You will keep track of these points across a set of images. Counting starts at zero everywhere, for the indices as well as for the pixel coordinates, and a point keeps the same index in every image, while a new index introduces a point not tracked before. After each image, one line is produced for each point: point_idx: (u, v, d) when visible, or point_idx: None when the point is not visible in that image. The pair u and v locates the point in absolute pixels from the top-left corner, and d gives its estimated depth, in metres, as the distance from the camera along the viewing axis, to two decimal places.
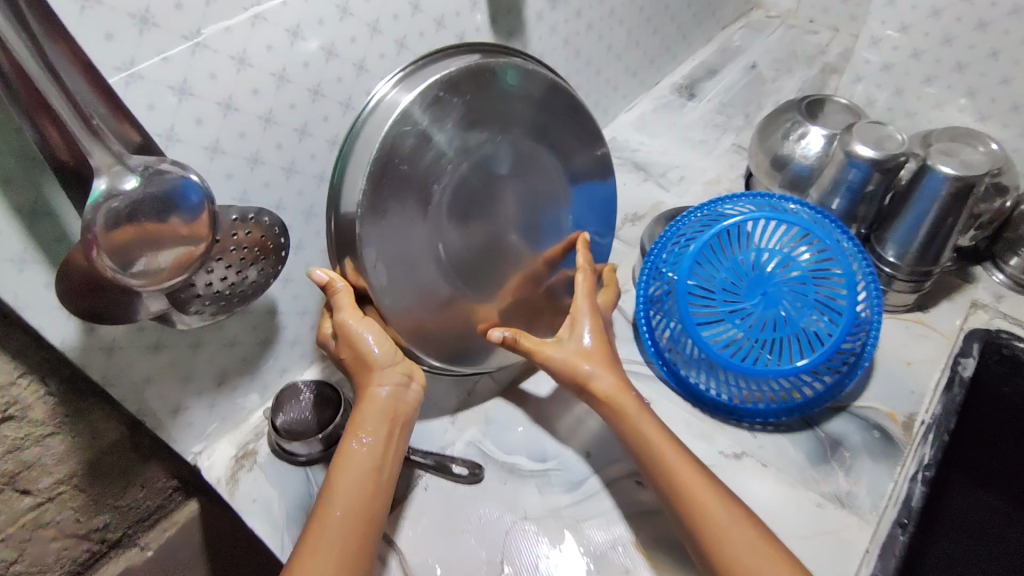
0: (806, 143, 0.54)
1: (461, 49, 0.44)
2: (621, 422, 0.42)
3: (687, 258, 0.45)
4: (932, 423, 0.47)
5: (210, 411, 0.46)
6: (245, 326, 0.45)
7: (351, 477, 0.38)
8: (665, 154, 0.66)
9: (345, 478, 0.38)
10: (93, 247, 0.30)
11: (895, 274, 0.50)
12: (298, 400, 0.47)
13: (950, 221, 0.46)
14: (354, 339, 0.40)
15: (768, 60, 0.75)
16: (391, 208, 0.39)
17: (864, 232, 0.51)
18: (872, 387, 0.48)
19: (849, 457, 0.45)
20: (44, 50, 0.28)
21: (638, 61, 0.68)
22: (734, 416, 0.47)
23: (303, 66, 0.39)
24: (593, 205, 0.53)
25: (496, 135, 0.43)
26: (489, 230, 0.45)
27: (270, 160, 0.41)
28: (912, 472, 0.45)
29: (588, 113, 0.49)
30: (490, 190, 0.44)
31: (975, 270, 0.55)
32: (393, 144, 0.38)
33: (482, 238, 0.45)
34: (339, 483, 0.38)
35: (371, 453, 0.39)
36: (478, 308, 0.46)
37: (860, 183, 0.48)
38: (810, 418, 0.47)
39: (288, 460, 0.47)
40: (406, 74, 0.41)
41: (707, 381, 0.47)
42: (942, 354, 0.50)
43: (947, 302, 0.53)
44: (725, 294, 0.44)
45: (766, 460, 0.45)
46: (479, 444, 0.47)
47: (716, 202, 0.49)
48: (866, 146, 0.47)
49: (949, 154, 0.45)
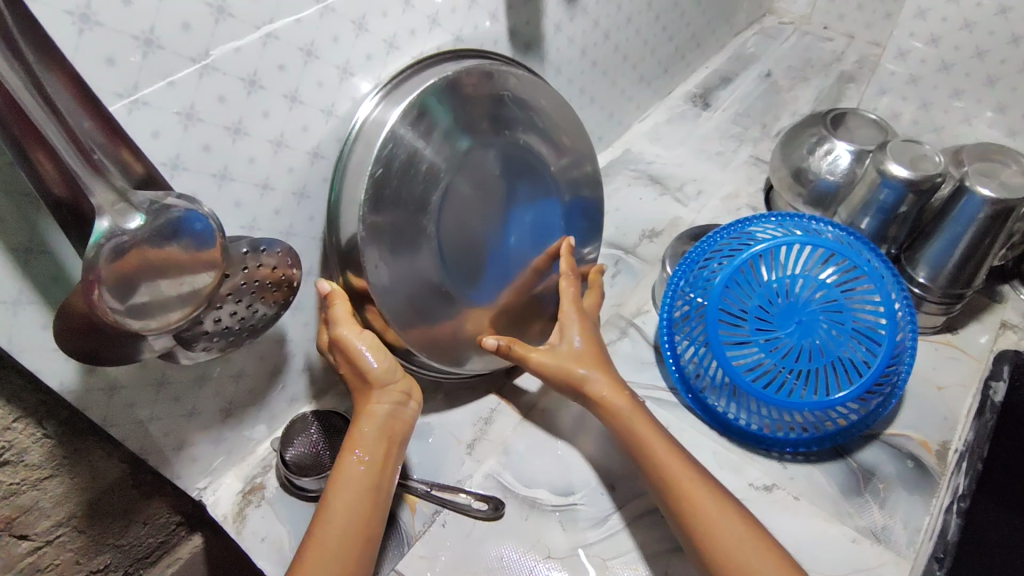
0: (833, 160, 0.53)
1: (449, 56, 0.43)
2: (623, 427, 0.41)
3: (718, 283, 0.43)
4: (965, 451, 0.45)
5: (215, 445, 0.44)
6: (253, 357, 0.42)
7: (347, 493, 0.36)
8: (681, 167, 0.65)
9: (341, 496, 0.36)
10: (94, 287, 0.28)
11: (927, 295, 0.49)
12: (309, 433, 0.45)
13: (987, 244, 0.45)
14: (353, 356, 0.38)
15: (783, 68, 0.74)
16: (388, 221, 0.38)
17: (894, 253, 0.50)
18: (904, 414, 0.47)
19: (883, 489, 0.43)
20: (40, 82, 0.26)
21: (653, 70, 0.66)
22: (764, 445, 0.45)
23: (316, 86, 0.37)
24: (589, 212, 0.52)
25: (487, 141, 0.43)
26: (486, 239, 0.45)
27: (281, 185, 0.38)
28: (947, 503, 0.43)
29: (576, 120, 0.49)
30: (482, 200, 0.44)
31: (1003, 290, 0.54)
32: (387, 159, 0.38)
33: (480, 248, 0.44)
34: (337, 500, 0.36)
35: (370, 473, 0.37)
36: (477, 315, 0.45)
37: (893, 203, 0.47)
38: (842, 447, 0.45)
39: (298, 495, 0.45)
40: (393, 84, 0.40)
41: (735, 409, 0.46)
42: (974, 378, 0.49)
43: (975, 323, 0.52)
44: (757, 321, 0.42)
45: (798, 492, 0.43)
46: (498, 476, 0.45)
47: (743, 223, 0.47)
48: (901, 166, 0.45)
49: (987, 176, 0.44)
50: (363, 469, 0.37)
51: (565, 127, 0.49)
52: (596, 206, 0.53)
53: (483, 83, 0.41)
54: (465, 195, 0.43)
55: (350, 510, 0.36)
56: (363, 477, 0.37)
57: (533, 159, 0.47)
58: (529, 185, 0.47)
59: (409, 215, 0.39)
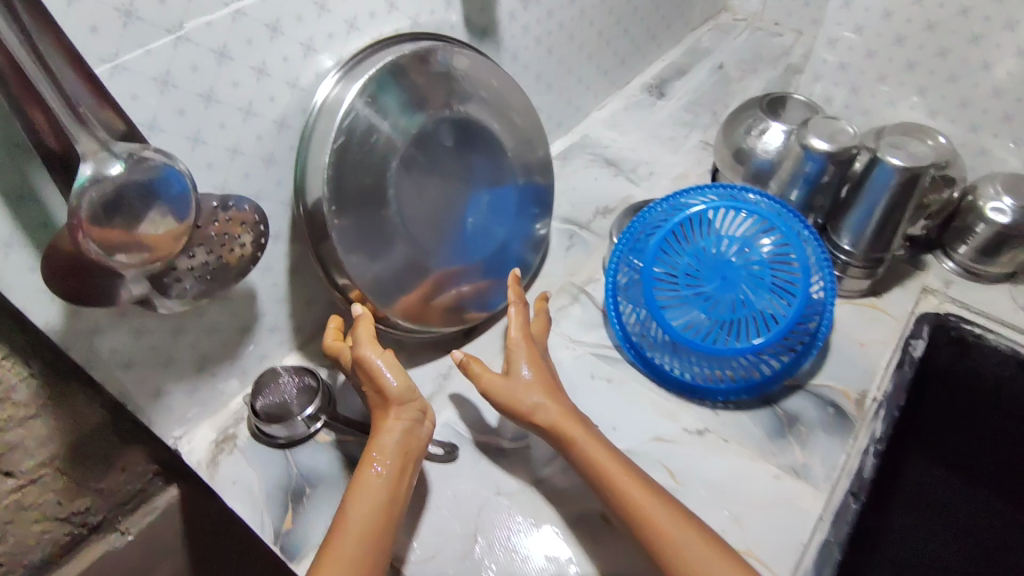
0: (767, 139, 0.57)
1: (405, 36, 0.46)
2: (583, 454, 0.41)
3: (653, 245, 0.47)
4: (883, 399, 0.49)
5: (190, 395, 0.47)
6: (225, 313, 0.46)
7: (358, 507, 0.37)
8: (635, 151, 0.69)
9: (353, 512, 0.37)
10: (78, 231, 0.31)
11: (850, 261, 0.53)
12: (278, 385, 0.48)
13: (899, 210, 0.49)
14: (374, 374, 0.41)
15: (734, 60, 0.78)
16: (349, 183, 0.42)
17: (821, 222, 0.54)
18: (827, 366, 0.51)
19: (805, 432, 0.47)
20: (34, 42, 0.29)
21: (609, 61, 0.70)
22: (698, 394, 0.49)
23: (282, 61, 0.41)
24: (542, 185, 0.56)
25: (442, 112, 0.47)
26: (440, 206, 0.49)
27: (250, 151, 0.42)
28: (864, 446, 0.47)
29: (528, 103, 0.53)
30: (436, 167, 0.48)
31: (927, 259, 0.58)
32: (349, 129, 0.42)
33: (435, 214, 0.48)
34: (349, 520, 0.37)
35: (376, 488, 0.38)
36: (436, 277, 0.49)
37: (816, 174, 0.51)
38: (769, 397, 0.49)
39: (267, 442, 0.48)
40: (354, 61, 0.44)
41: (671, 361, 0.50)
42: (895, 335, 0.53)
43: (899, 287, 0.56)
44: (687, 279, 0.47)
45: (727, 435, 0.47)
46: (454, 425, 0.49)
47: (681, 193, 0.51)
48: (821, 140, 0.49)
49: (897, 147, 0.48)
50: (372, 486, 0.38)
51: (517, 107, 0.53)
52: (549, 183, 0.57)
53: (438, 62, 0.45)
54: (420, 165, 0.47)
55: (359, 526, 0.37)
56: (371, 493, 0.38)
57: (488, 136, 0.51)
58: (482, 155, 0.51)
59: (366, 179, 0.43)
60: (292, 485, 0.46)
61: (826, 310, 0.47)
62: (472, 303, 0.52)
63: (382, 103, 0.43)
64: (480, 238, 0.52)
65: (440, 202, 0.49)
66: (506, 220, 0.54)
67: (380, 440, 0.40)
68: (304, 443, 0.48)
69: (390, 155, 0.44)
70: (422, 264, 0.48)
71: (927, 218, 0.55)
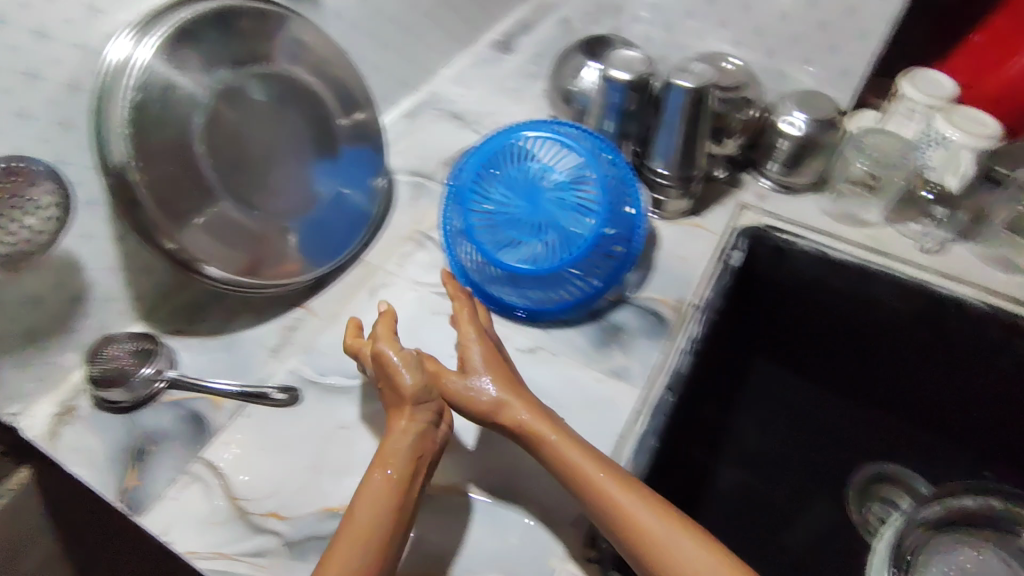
0: (584, 78, 0.66)
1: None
2: (558, 455, 0.48)
3: (467, 183, 0.59)
4: (700, 305, 0.63)
5: (26, 368, 0.51)
6: (47, 280, 0.49)
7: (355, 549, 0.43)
8: (482, 103, 0.78)
9: (351, 548, 0.43)
10: None
11: (668, 180, 0.63)
12: (118, 349, 0.54)
13: (693, 124, 0.58)
14: (393, 371, 0.49)
15: (580, 14, 0.90)
16: (154, 146, 0.46)
17: (637, 152, 0.64)
18: (653, 283, 0.64)
19: (626, 338, 0.60)
20: None
21: (449, 16, 0.78)
22: (534, 320, 0.60)
23: (64, 23, 0.44)
24: (360, 159, 0.65)
25: (242, 71, 0.51)
26: (264, 160, 0.55)
27: (41, 114, 0.45)
28: (682, 344, 0.59)
29: (340, 56, 0.61)
30: (263, 112, 0.54)
31: (743, 178, 0.77)
32: (144, 88, 0.45)
33: (259, 161, 0.54)
34: (338, 547, 0.43)
35: (378, 518, 0.44)
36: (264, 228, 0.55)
37: (621, 103, 0.61)
38: (596, 312, 0.62)
39: (108, 409, 0.53)
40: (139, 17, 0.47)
41: (510, 293, 0.60)
42: (711, 251, 0.68)
43: (717, 206, 0.74)
44: (504, 212, 0.58)
45: (555, 350, 0.59)
46: (299, 371, 0.58)
47: (512, 125, 0.61)
48: (619, 71, 0.59)
49: (683, 70, 0.57)
50: (368, 508, 0.45)
51: (334, 65, 0.60)
52: (376, 142, 0.66)
53: (256, 23, 0.52)
54: (230, 116, 0.51)
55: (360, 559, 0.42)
56: (376, 517, 0.44)
57: (294, 88, 0.56)
58: (296, 110, 0.57)
59: (174, 135, 0.47)
60: (132, 448, 0.52)
61: (631, 234, 0.60)
62: (307, 251, 0.60)
63: (181, 59, 0.47)
64: (314, 199, 0.60)
65: (269, 144, 0.55)
66: (351, 180, 0.64)
67: (390, 446, 0.47)
68: (147, 405, 0.54)
69: (192, 116, 0.48)
70: (248, 220, 0.53)
71: (716, 142, 0.73)
